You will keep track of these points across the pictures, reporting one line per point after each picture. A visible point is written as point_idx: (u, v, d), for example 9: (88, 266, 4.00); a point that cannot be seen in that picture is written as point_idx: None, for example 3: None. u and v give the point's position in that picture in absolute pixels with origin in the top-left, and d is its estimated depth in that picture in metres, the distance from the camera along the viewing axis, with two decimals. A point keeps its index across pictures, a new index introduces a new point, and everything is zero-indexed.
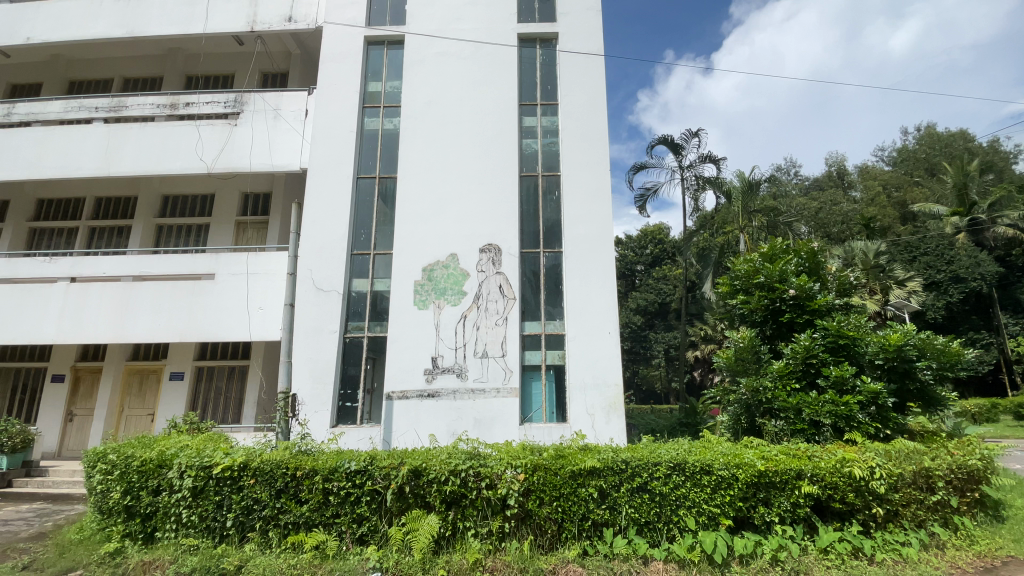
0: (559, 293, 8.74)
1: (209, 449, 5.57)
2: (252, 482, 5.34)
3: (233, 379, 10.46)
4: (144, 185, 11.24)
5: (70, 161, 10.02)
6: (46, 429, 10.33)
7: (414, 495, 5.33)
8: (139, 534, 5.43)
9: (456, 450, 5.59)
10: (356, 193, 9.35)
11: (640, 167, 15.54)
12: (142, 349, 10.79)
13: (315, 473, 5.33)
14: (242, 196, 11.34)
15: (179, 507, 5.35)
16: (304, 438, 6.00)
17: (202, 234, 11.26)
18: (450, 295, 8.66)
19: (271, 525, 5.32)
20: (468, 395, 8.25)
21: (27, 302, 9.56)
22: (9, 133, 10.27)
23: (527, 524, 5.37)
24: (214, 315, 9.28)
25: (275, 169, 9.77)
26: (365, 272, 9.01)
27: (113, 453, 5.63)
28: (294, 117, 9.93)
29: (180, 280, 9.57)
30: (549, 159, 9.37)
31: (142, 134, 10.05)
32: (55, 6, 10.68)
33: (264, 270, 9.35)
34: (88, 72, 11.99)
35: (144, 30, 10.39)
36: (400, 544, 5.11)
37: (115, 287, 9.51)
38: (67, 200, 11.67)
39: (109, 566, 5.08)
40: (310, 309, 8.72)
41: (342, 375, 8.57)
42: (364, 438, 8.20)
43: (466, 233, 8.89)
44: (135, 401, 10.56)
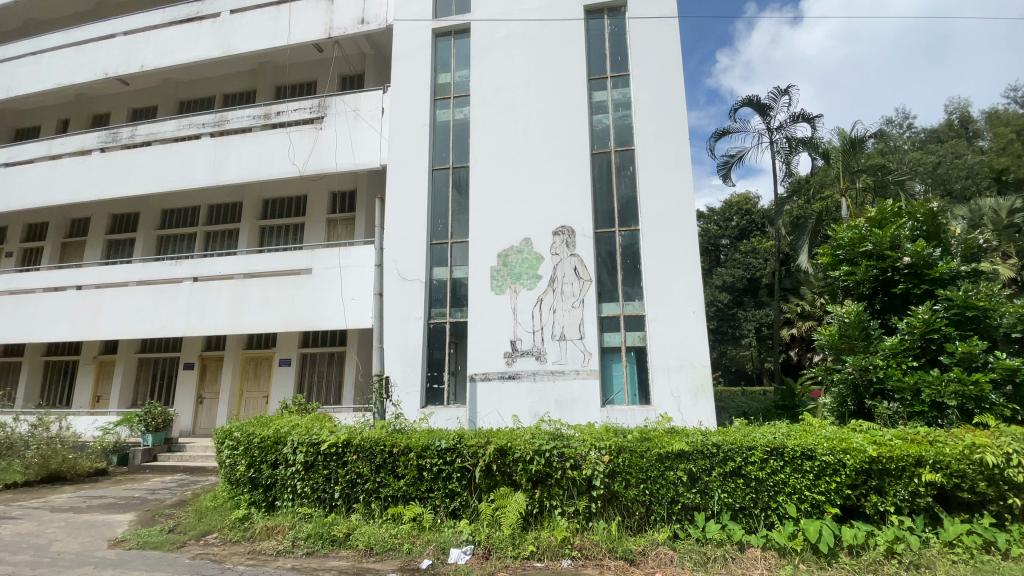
0: (637, 273, 8.48)
1: (317, 427, 6.11)
2: (355, 457, 5.80)
3: (334, 363, 11.37)
4: (248, 191, 12.39)
5: (186, 173, 11.27)
6: (183, 410, 11.91)
7: (501, 473, 5.51)
8: (262, 502, 6.08)
9: (539, 431, 5.65)
10: (432, 184, 9.64)
11: (722, 133, 14.56)
12: (255, 339, 12.02)
13: (409, 450, 5.66)
14: (330, 195, 12.13)
15: (294, 479, 5.93)
16: (398, 418, 6.40)
17: (299, 232, 12.24)
18: (526, 279, 8.72)
19: (373, 497, 5.73)
20: (548, 377, 8.32)
21: (160, 301, 10.97)
22: (135, 153, 11.72)
23: (614, 505, 5.34)
24: (313, 306, 10.09)
25: (357, 167, 10.34)
26: (444, 261, 9.32)
27: (238, 430, 6.34)
28: (372, 117, 10.42)
29: (281, 275, 10.49)
30: (622, 133, 9.04)
31: (243, 145, 11.05)
32: (164, 36, 11.96)
33: (354, 263, 10.00)
34: (194, 92, 13.35)
35: (238, 48, 11.35)
36: (491, 519, 5.30)
37: (229, 285, 10.63)
38: (184, 209, 13.16)
39: (240, 529, 5.75)
40: (396, 297, 9.20)
41: (428, 359, 8.98)
42: (452, 418, 8.58)
43: (540, 216, 8.87)
44: (252, 384, 11.82)
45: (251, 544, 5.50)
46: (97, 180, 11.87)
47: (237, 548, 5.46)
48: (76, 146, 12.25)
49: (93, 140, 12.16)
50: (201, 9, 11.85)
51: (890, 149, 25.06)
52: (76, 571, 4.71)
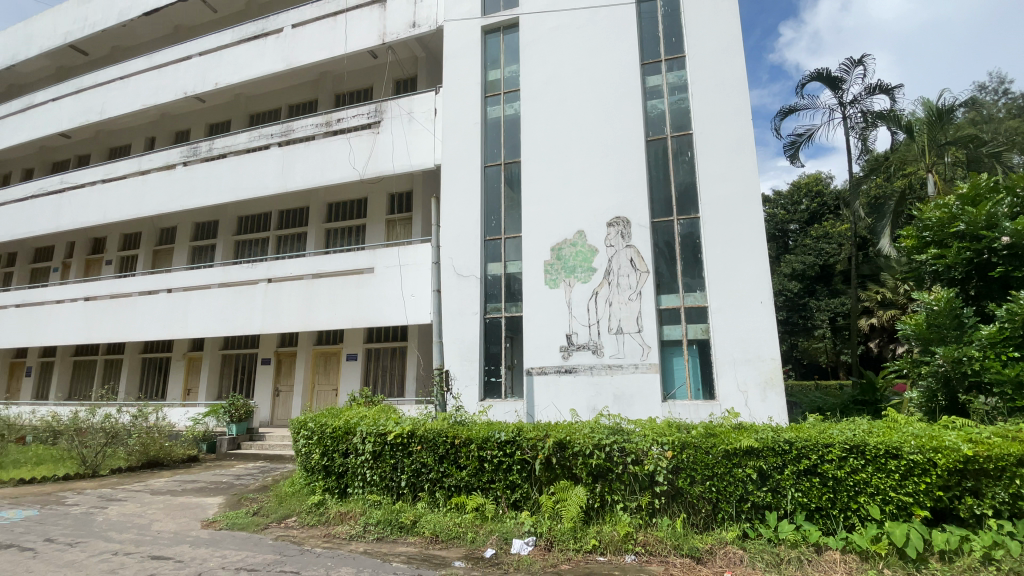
0: (698, 263, 8.17)
1: (383, 418, 6.40)
2: (419, 448, 6.01)
3: (396, 357, 11.81)
4: (313, 196, 13.09)
5: (257, 182, 12.08)
6: (262, 402, 12.82)
7: (561, 466, 5.52)
8: (334, 488, 6.44)
9: (599, 425, 5.60)
10: (484, 181, 9.75)
11: (788, 111, 13.70)
12: (324, 335, 12.71)
13: (471, 441, 5.80)
14: (389, 196, 12.57)
15: (364, 468, 6.24)
16: (459, 411, 6.57)
17: (361, 233, 12.79)
18: (580, 273, 8.65)
19: (437, 486, 5.92)
20: (605, 371, 8.21)
21: (239, 301, 11.85)
22: (213, 165, 12.69)
23: (678, 501, 5.21)
24: (375, 303, 10.53)
25: (413, 168, 10.64)
26: (498, 256, 9.41)
27: (312, 421, 6.75)
28: (425, 118, 10.68)
29: (346, 274, 11.02)
30: (679, 118, 8.72)
31: (307, 152, 11.69)
32: (234, 54, 12.84)
33: (413, 261, 10.32)
34: (262, 105, 14.25)
35: (300, 60, 11.99)
36: (551, 511, 5.32)
37: (299, 286, 11.31)
38: (257, 215, 14.11)
39: (316, 513, 6.12)
40: (453, 293, 9.42)
41: (485, 353, 9.12)
42: (510, 411, 8.69)
43: (593, 208, 8.75)
44: (322, 377, 12.51)
45: (326, 528, 5.85)
46: (181, 192, 12.95)
47: (314, 531, 5.82)
48: (162, 161, 13.42)
49: (176, 155, 13.28)
50: (266, 27, 12.61)
51: (984, 118, 22.59)
52: (174, 548, 5.20)
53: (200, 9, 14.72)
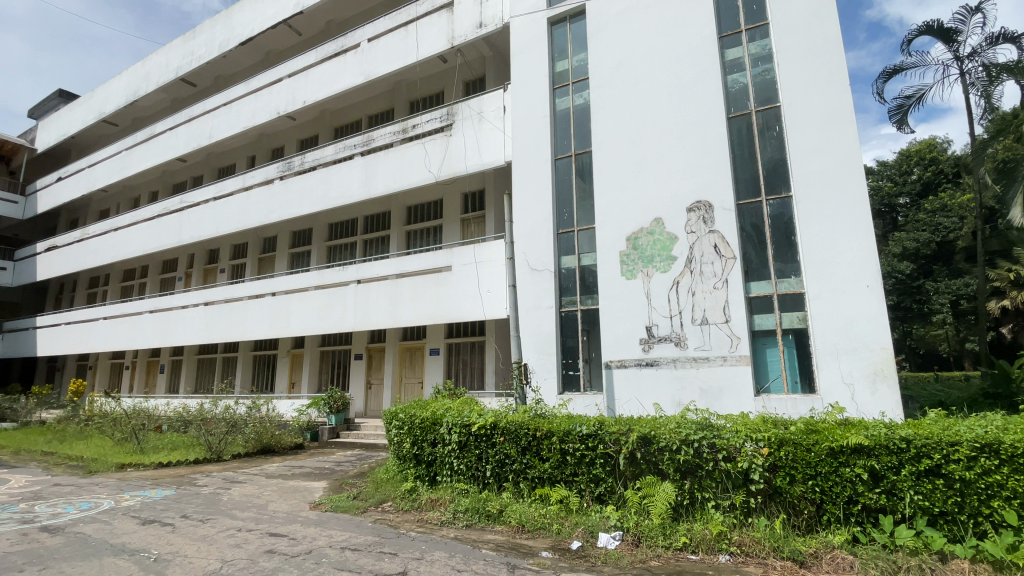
0: (791, 246, 7.57)
1: (467, 410, 6.65)
2: (502, 439, 6.14)
3: (476, 351, 12.13)
4: (394, 201, 13.79)
5: (343, 190, 12.95)
6: (356, 394, 13.77)
7: (646, 461, 5.38)
8: (425, 476, 6.76)
9: (685, 420, 5.39)
10: (556, 174, 9.69)
11: (892, 72, 12.26)
12: (408, 331, 13.37)
13: (552, 434, 5.81)
14: (462, 196, 12.91)
15: (451, 457, 6.49)
16: (539, 404, 6.63)
17: (438, 233, 13.26)
18: (659, 262, 8.35)
19: (521, 477, 6.01)
20: (690, 364, 7.88)
21: (333, 302, 12.82)
22: (304, 177, 13.78)
23: (777, 501, 4.88)
24: (454, 300, 10.89)
25: (485, 166, 10.85)
26: (571, 249, 9.33)
27: (402, 411, 7.15)
28: (495, 116, 10.82)
29: (426, 273, 11.48)
30: (763, 91, 8.11)
31: (386, 159, 12.32)
32: (319, 73, 13.82)
33: (488, 257, 10.52)
34: (344, 118, 15.21)
35: (376, 71, 12.65)
36: (638, 507, 5.20)
37: (384, 286, 11.98)
38: (344, 221, 15.12)
39: (409, 499, 6.47)
40: (528, 287, 9.49)
41: (562, 346, 9.11)
42: (590, 404, 8.63)
43: (672, 193, 8.40)
44: (409, 371, 13.17)
45: (419, 513, 6.16)
46: (279, 205, 14.20)
47: (408, 515, 6.15)
48: (262, 177, 14.79)
49: (273, 171, 14.57)
50: (345, 44, 13.42)
51: None
52: (288, 527, 5.73)
53: (287, 34, 16.00)
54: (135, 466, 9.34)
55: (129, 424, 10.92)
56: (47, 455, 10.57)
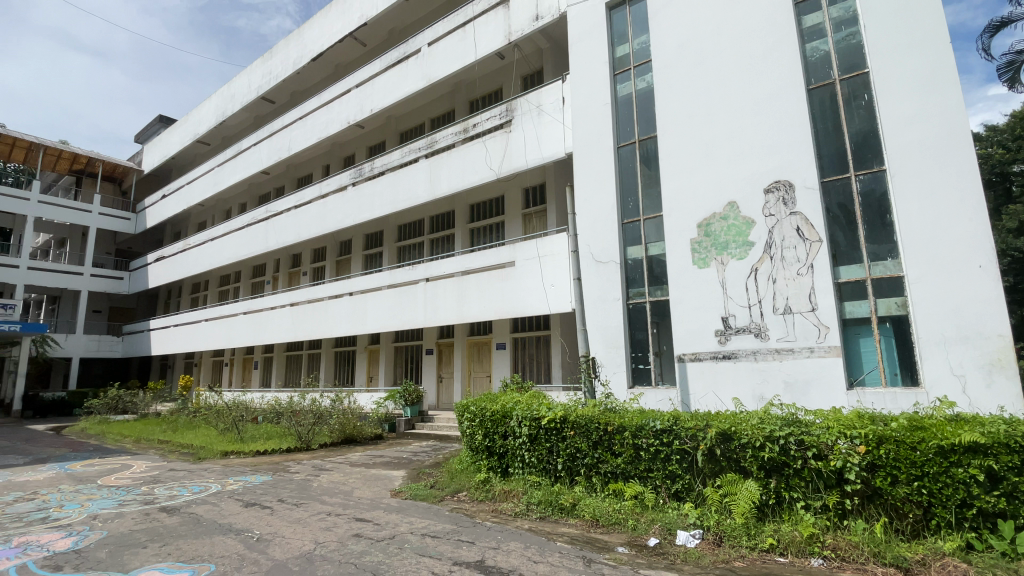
0: (886, 225, 6.89)
1: (536, 404, 6.69)
2: (572, 433, 6.11)
3: (541, 345, 12.16)
4: (457, 200, 14.12)
5: (410, 192, 13.43)
6: (428, 387, 14.27)
7: (726, 458, 5.11)
8: (497, 468, 6.89)
9: (769, 416, 5.09)
10: (619, 162, 9.46)
11: (1000, 25, 10.76)
12: (476, 327, 13.66)
13: (624, 429, 5.70)
14: (524, 190, 12.95)
15: (522, 449, 6.56)
16: (608, 398, 6.54)
17: (501, 230, 13.39)
18: (733, 249, 7.92)
19: (594, 472, 5.95)
20: (772, 356, 7.42)
21: (404, 300, 13.38)
22: (374, 182, 14.45)
23: (876, 504, 4.48)
24: (519, 295, 10.96)
25: (545, 159, 10.80)
26: (638, 239, 9.08)
27: (473, 404, 7.33)
28: (554, 108, 10.73)
29: (490, 269, 11.64)
30: (848, 57, 7.42)
31: (449, 159, 12.62)
32: (383, 81, 14.39)
33: (551, 251, 10.47)
34: (407, 123, 15.75)
35: (436, 74, 12.96)
36: (719, 505, 5.00)
37: (451, 283, 12.30)
38: (412, 222, 15.70)
39: (483, 490, 6.61)
40: (593, 280, 9.35)
41: (631, 339, 8.92)
42: (663, 399, 8.38)
43: (746, 174, 7.93)
44: (477, 365, 13.46)
45: (493, 504, 6.27)
46: (351, 210, 15.00)
47: (483, 505, 6.28)
48: (336, 184, 15.69)
49: (346, 178, 15.40)
50: (407, 50, 13.86)
51: None
52: (372, 512, 6.07)
53: (353, 46, 16.78)
54: (236, 453, 10.27)
55: (230, 416, 12.04)
56: (165, 443, 11.90)
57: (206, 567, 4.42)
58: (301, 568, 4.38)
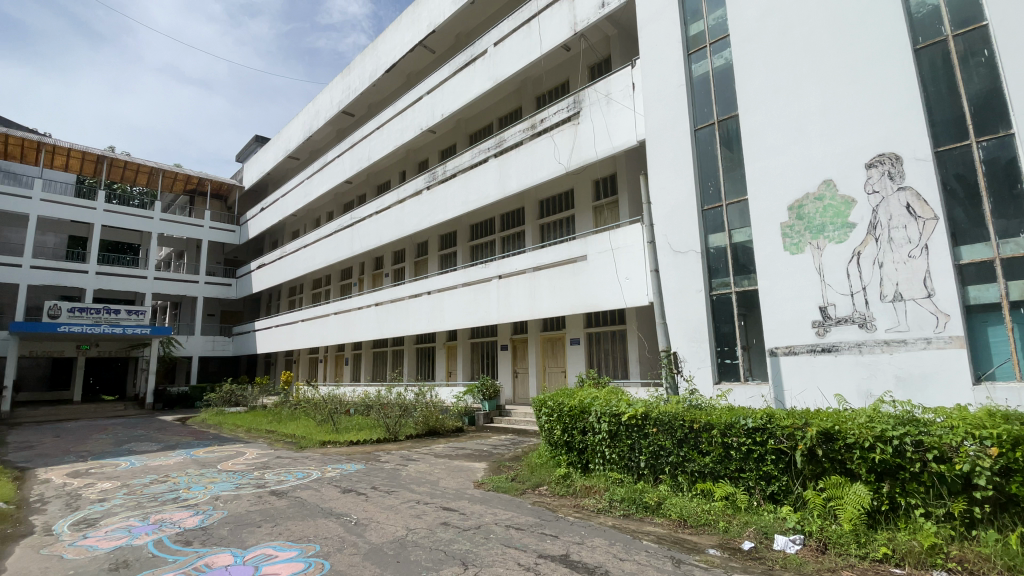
0: (1018, 196, 5.95)
1: (615, 400, 6.57)
2: (655, 430, 5.92)
3: (617, 340, 11.88)
4: (527, 197, 14.19)
5: (481, 191, 13.70)
6: (505, 382, 14.51)
7: (830, 460, 4.71)
8: (577, 464, 6.86)
9: (880, 414, 4.63)
10: (696, 146, 9.00)
11: None
12: (549, 322, 13.65)
13: (712, 427, 5.43)
14: (594, 182, 12.71)
15: (602, 445, 6.47)
16: (693, 394, 6.27)
17: (571, 224, 13.27)
18: (831, 232, 7.27)
19: (679, 471, 5.73)
20: (880, 348, 6.74)
21: (478, 297, 13.68)
22: (446, 185, 14.91)
23: (1014, 514, 3.93)
24: (592, 289, 10.81)
25: (616, 149, 10.53)
26: (720, 226, 8.60)
27: (550, 399, 7.35)
28: (624, 95, 10.43)
29: (562, 264, 11.57)
30: (964, 8, 6.50)
31: (518, 157, 12.70)
32: (453, 85, 14.78)
33: (625, 243, 10.19)
34: (477, 124, 16.08)
35: (503, 73, 13.09)
36: (823, 510, 4.62)
37: (524, 280, 12.40)
38: (483, 221, 16.01)
39: (564, 485, 6.59)
40: (672, 271, 9.00)
41: (716, 333, 8.49)
42: (755, 396, 7.89)
43: (843, 149, 7.22)
44: (552, 361, 13.46)
45: (575, 499, 6.24)
46: (427, 212, 15.60)
47: (565, 501, 6.26)
48: (412, 189, 16.39)
49: (421, 183, 16.06)
50: (474, 53, 14.12)
51: None
52: (458, 502, 6.29)
53: (423, 54, 17.38)
54: (332, 443, 11.08)
55: (326, 409, 13.03)
56: (272, 432, 13.12)
57: (312, 547, 4.82)
58: (395, 552, 4.64)
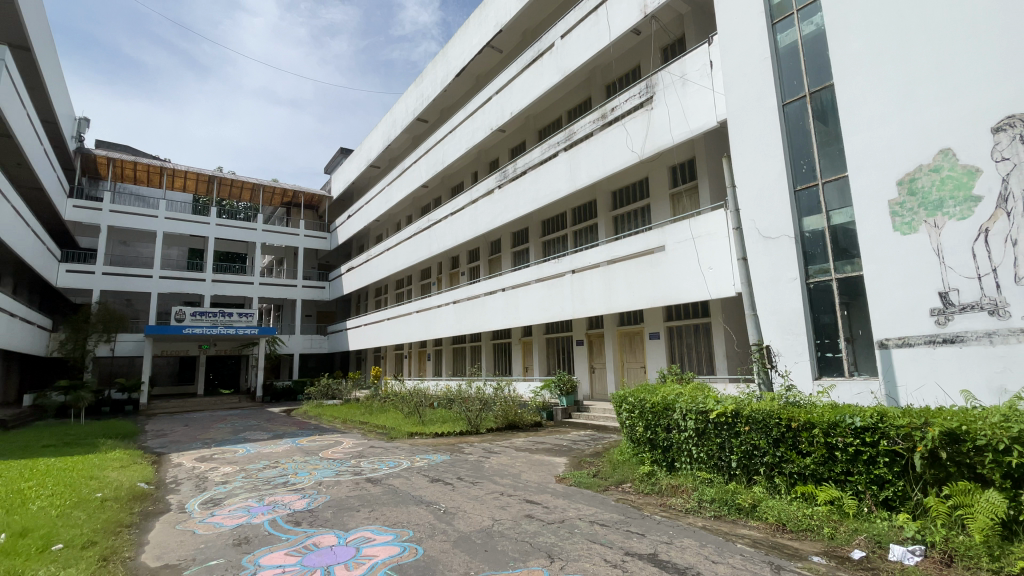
0: None
1: (701, 396, 6.27)
2: (748, 429, 5.57)
3: (700, 334, 11.34)
4: (599, 188, 13.94)
5: (552, 186, 13.68)
6: (582, 378, 14.42)
7: (955, 463, 4.20)
8: (662, 461, 6.66)
9: (1018, 412, 4.03)
10: (785, 122, 8.33)
11: None
12: (626, 317, 13.34)
13: (813, 426, 5.02)
14: (670, 169, 12.19)
15: (690, 444, 6.22)
16: (790, 391, 5.83)
17: (647, 214, 12.83)
18: (951, 208, 6.40)
19: (776, 472, 5.38)
20: (1017, 338, 5.84)
21: (553, 293, 13.68)
22: (517, 181, 15.03)
23: None
24: (672, 281, 10.42)
25: (694, 132, 10.03)
26: (816, 207, 7.90)
27: (631, 396, 7.21)
28: (701, 75, 9.89)
29: (639, 256, 11.25)
30: None
31: (589, 148, 12.50)
32: (521, 82, 14.86)
33: (707, 231, 9.69)
34: (545, 119, 16.07)
35: (571, 64, 12.94)
36: (948, 519, 4.13)
37: (598, 274, 12.22)
38: (555, 216, 15.96)
39: (648, 483, 6.41)
40: (761, 259, 8.44)
41: (815, 323, 7.85)
42: (863, 392, 7.21)
43: (963, 111, 6.32)
44: (630, 356, 13.16)
45: (661, 498, 6.03)
46: (499, 211, 15.83)
47: (650, 499, 6.09)
48: (485, 189, 16.73)
49: (493, 182, 16.35)
50: (541, 47, 14.08)
51: None
52: (541, 496, 6.36)
53: (491, 55, 17.63)
54: (420, 434, 11.65)
55: (412, 402, 13.73)
56: (365, 423, 14.08)
57: (405, 532, 5.12)
58: (483, 541, 4.79)
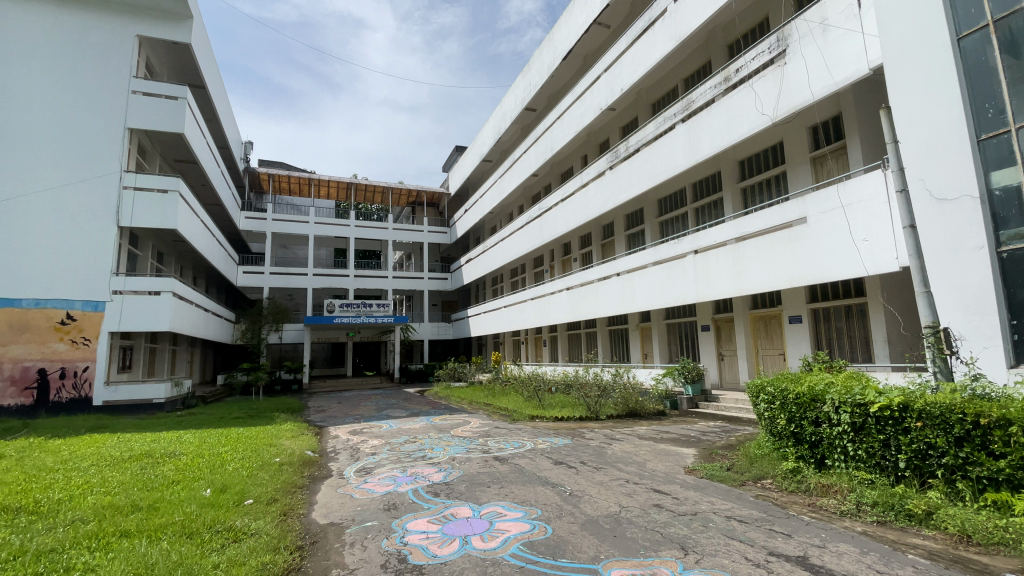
0: None
1: (858, 387, 5.52)
2: (920, 424, 4.75)
3: (852, 317, 9.96)
4: (723, 159, 12.87)
5: (669, 162, 12.96)
6: (709, 365, 13.57)
7: None
8: (810, 458, 6.03)
9: None
10: (961, 60, 6.86)
11: None
12: (759, 299, 12.21)
13: (1011, 422, 4.14)
14: (810, 130, 10.80)
15: (844, 440, 5.53)
16: (977, 382, 4.89)
17: (782, 182, 11.54)
18: None
19: (958, 475, 4.55)
20: None
21: (673, 275, 13.00)
22: (630, 160, 14.47)
23: None
24: (816, 257, 9.25)
25: (840, 85, 8.74)
26: (1010, 157, 6.40)
27: (770, 385, 6.61)
28: (846, 17, 8.55)
29: (775, 231, 10.18)
30: None
31: (710, 117, 11.58)
32: (632, 55, 14.21)
33: (860, 197, 8.43)
34: (659, 91, 15.21)
35: (686, 29, 12.04)
36: None
37: (725, 253, 11.32)
38: (673, 194, 15.14)
39: (793, 480, 5.85)
40: (933, 226, 7.11)
41: (1010, 301, 6.43)
42: None
43: None
44: (766, 342, 12.06)
45: (809, 497, 5.46)
46: (612, 193, 15.41)
47: (796, 498, 5.53)
48: (596, 171, 16.40)
49: (605, 164, 15.95)
50: (652, 15, 13.29)
51: None
52: (669, 486, 6.16)
53: (598, 32, 17.09)
54: (541, 417, 11.97)
55: (531, 386, 14.12)
56: (489, 404, 14.83)
57: (534, 510, 5.32)
58: (611, 526, 4.80)
